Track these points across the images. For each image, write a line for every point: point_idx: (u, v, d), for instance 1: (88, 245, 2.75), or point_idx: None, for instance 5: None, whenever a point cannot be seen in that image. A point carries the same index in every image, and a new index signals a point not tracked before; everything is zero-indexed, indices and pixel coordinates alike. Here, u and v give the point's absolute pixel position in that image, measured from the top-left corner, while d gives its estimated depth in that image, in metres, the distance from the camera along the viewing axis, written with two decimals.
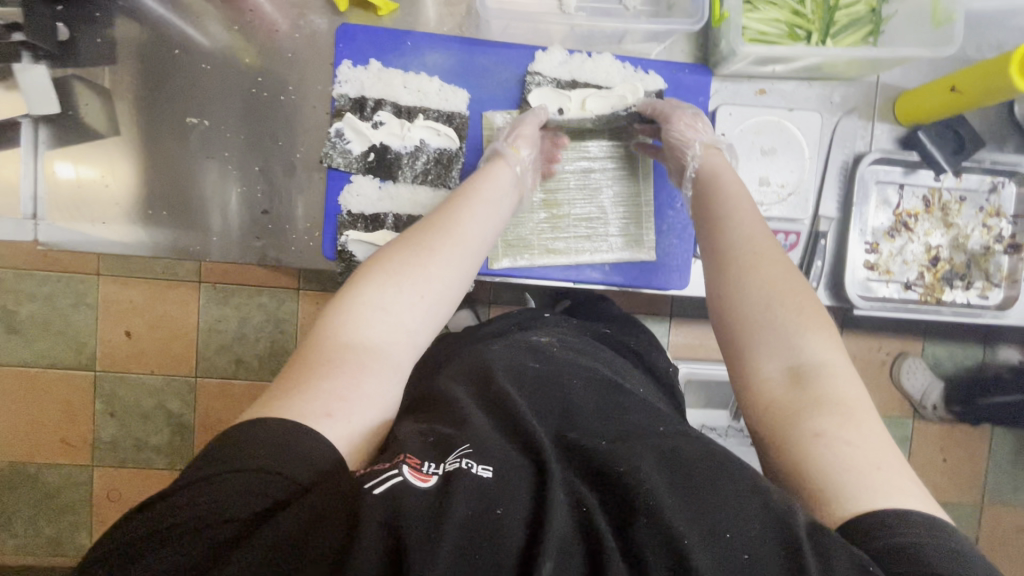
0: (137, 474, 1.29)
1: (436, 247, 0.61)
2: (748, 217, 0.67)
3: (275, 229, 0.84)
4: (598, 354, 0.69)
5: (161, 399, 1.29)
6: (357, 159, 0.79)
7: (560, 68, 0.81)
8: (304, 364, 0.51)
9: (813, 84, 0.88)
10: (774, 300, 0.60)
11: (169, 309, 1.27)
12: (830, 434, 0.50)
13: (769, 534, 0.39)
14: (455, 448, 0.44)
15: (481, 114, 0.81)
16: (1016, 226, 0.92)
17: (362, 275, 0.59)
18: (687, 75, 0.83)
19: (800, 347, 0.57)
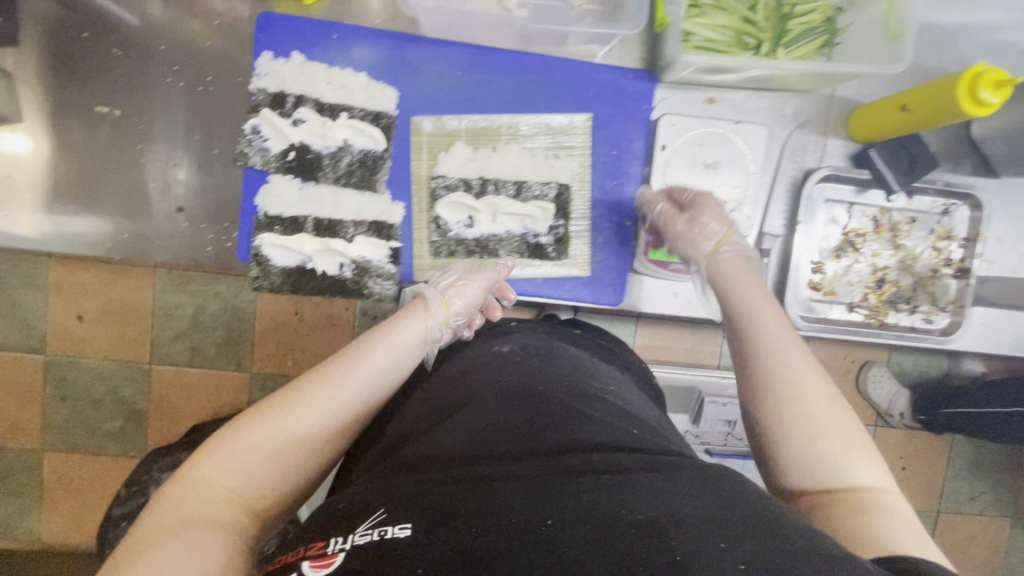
0: (91, 460, 1.19)
1: (347, 389, 0.55)
2: (764, 308, 0.62)
3: (192, 227, 0.80)
4: (567, 355, 0.64)
5: (113, 385, 1.16)
6: (276, 157, 0.75)
7: (466, 167, 0.78)
8: (152, 530, 0.43)
9: (764, 94, 0.83)
10: (799, 420, 0.53)
11: (125, 293, 1.12)
12: (880, 515, 0.47)
13: (750, 544, 0.36)
14: (367, 514, 0.40)
15: (410, 117, 0.77)
16: (967, 249, 0.89)
17: (237, 427, 0.50)
18: (629, 81, 0.79)
19: (841, 472, 0.50)
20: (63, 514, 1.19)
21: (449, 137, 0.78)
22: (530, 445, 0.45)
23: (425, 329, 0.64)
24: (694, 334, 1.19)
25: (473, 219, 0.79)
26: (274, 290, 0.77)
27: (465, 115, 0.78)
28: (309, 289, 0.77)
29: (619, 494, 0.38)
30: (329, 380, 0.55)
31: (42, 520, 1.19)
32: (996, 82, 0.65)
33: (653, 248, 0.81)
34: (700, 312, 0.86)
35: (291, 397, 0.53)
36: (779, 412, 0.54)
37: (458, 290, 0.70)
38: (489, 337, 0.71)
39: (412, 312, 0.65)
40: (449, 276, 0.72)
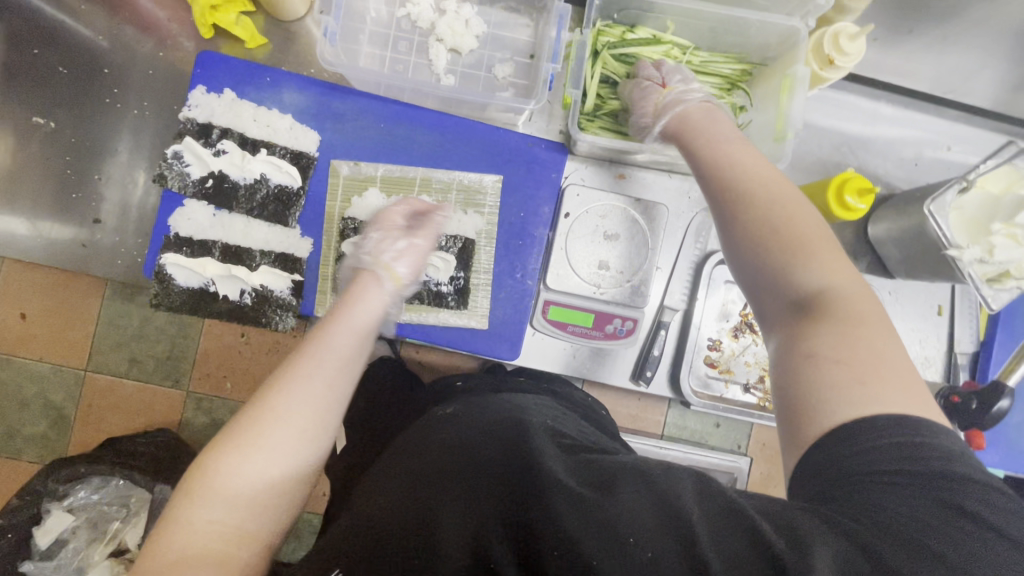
0: (5, 464, 1.22)
1: (319, 370, 0.56)
2: (760, 180, 0.58)
3: (106, 239, 0.84)
4: (520, 398, 0.70)
5: (45, 389, 1.21)
6: (194, 184, 0.78)
7: (377, 212, 0.82)
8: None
9: (673, 176, 0.88)
10: (763, 247, 0.54)
11: (72, 298, 1.19)
12: (824, 356, 0.47)
13: (667, 534, 0.40)
14: (327, 572, 0.44)
15: (329, 160, 0.81)
16: None
17: (208, 463, 0.51)
18: (542, 151, 0.84)
19: (795, 283, 0.52)
20: None
21: (364, 183, 0.81)
22: (472, 455, 0.47)
23: (380, 306, 0.65)
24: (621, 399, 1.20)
25: (376, 261, 0.80)
26: (173, 309, 0.79)
27: (382, 163, 0.82)
28: (207, 312, 0.79)
29: (552, 507, 0.41)
30: (286, 392, 0.55)
31: None
32: (861, 189, 0.72)
33: (551, 308, 0.84)
34: (598, 376, 0.88)
35: (260, 404, 0.54)
36: (759, 256, 0.54)
37: (398, 254, 0.68)
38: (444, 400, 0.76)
39: (364, 291, 0.65)
40: (373, 233, 0.70)
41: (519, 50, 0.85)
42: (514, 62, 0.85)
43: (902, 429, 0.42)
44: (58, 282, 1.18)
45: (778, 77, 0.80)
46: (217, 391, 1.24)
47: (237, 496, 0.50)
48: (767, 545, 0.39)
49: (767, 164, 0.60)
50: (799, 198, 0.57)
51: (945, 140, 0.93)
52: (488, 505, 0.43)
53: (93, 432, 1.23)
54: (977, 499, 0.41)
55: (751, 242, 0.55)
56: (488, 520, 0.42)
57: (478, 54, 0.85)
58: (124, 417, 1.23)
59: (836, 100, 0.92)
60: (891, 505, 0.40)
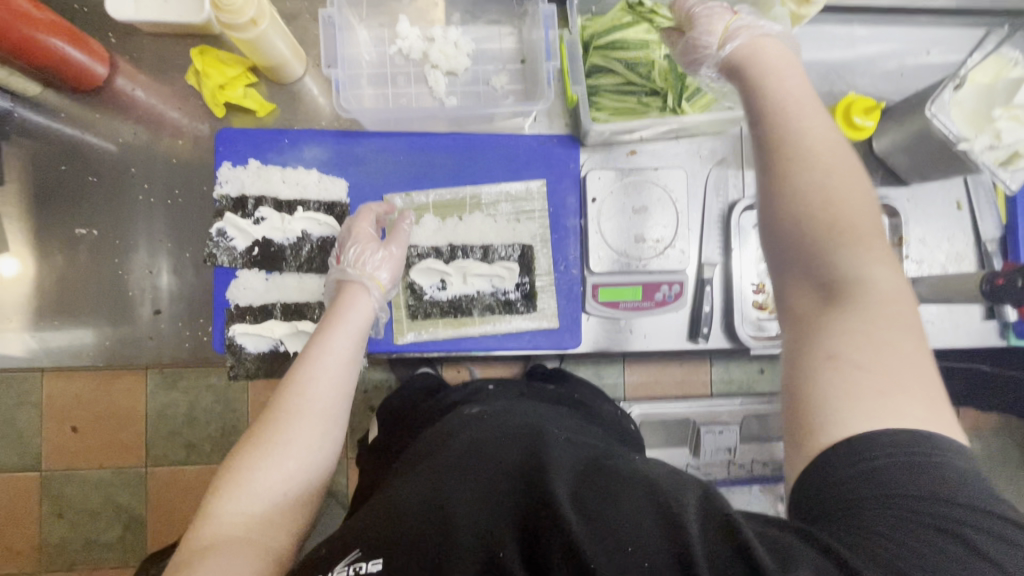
0: (91, 574, 1.24)
1: (315, 395, 0.63)
2: (808, 134, 0.52)
3: (169, 326, 0.87)
4: (546, 412, 0.69)
5: (116, 493, 1.24)
6: (242, 254, 0.82)
7: (436, 235, 0.86)
8: (183, 558, 0.51)
9: (680, 140, 0.92)
10: (811, 218, 0.50)
11: (116, 400, 1.22)
12: (844, 359, 0.44)
13: (663, 534, 0.39)
14: (347, 552, 0.46)
15: (382, 196, 0.86)
16: (893, 253, 0.95)
17: (234, 460, 0.58)
18: (555, 146, 0.89)
19: (827, 264, 0.49)
20: None
21: (418, 211, 0.86)
22: (498, 459, 0.48)
23: (369, 311, 0.74)
24: (668, 364, 1.23)
25: (444, 282, 0.85)
26: (249, 376, 0.82)
27: (431, 190, 0.86)
28: (282, 371, 0.82)
29: (554, 501, 0.41)
30: (294, 385, 0.64)
31: None
32: (865, 108, 0.77)
33: (600, 290, 0.87)
34: (659, 345, 0.90)
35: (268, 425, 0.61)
36: (801, 228, 0.50)
37: (378, 264, 0.77)
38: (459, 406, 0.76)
39: (354, 298, 0.74)
40: (350, 248, 0.77)
41: (510, 58, 0.89)
42: (508, 70, 0.89)
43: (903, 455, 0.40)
44: (104, 385, 1.21)
45: None
46: None
47: (259, 484, 0.56)
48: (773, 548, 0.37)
49: (823, 119, 0.54)
50: (856, 171, 0.52)
51: (923, 45, 0.97)
52: (501, 501, 0.44)
53: (171, 522, 1.26)
54: (1001, 544, 0.37)
55: (799, 214, 0.50)
56: (495, 519, 0.42)
57: (472, 71, 0.88)
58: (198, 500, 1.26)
59: (813, 32, 0.95)
60: (886, 536, 0.36)
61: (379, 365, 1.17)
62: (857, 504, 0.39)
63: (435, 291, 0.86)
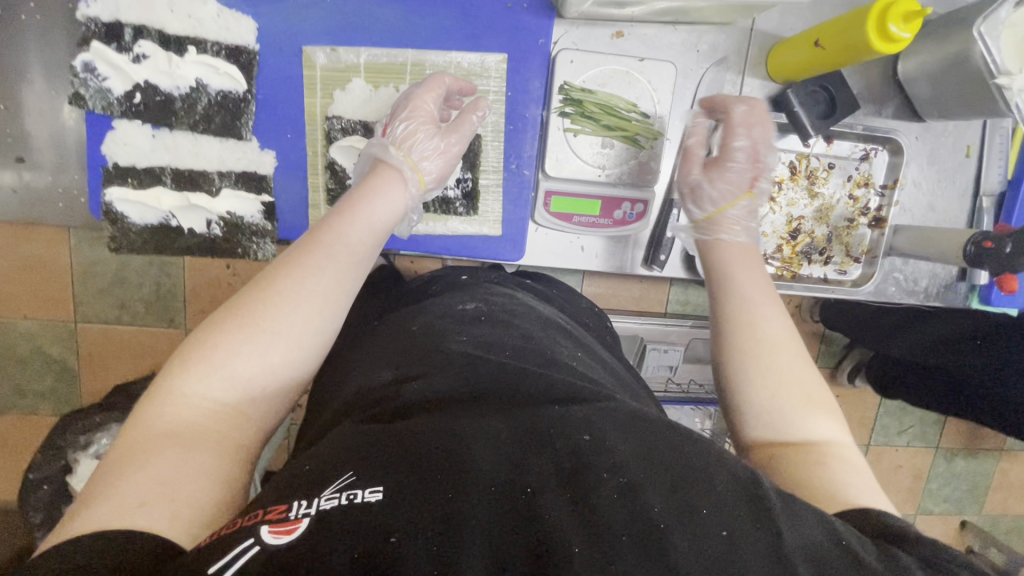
0: (26, 419, 1.21)
1: (336, 258, 0.48)
2: (763, 317, 0.50)
3: (41, 180, 0.73)
4: (526, 310, 0.61)
5: (40, 344, 1.16)
6: (119, 100, 0.66)
7: (366, 108, 0.71)
8: (125, 448, 0.37)
9: (678, 27, 0.76)
10: (779, 393, 0.46)
11: (36, 250, 1.09)
12: (832, 465, 0.42)
13: (738, 500, 0.33)
14: (334, 474, 0.33)
15: (300, 47, 0.68)
16: (883, 198, 0.86)
17: (216, 329, 0.43)
18: (524, 12, 0.71)
19: (803, 427, 0.45)
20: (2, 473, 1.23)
21: (344, 72, 0.69)
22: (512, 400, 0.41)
23: (401, 198, 0.58)
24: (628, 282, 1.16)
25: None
26: (134, 251, 0.70)
27: (364, 47, 0.69)
28: (174, 249, 0.71)
29: (608, 450, 0.34)
30: (304, 261, 0.47)
31: None
32: (905, 14, 0.61)
33: (553, 200, 0.76)
34: (609, 265, 0.82)
35: (264, 290, 0.45)
36: (770, 400, 0.46)
37: (429, 153, 0.64)
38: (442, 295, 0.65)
39: (388, 181, 0.58)
40: (401, 123, 0.63)
41: None
42: None
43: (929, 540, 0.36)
44: (18, 236, 1.08)
45: None
46: None
47: (246, 367, 0.42)
48: (855, 557, 0.32)
49: (781, 307, 0.51)
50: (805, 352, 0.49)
51: None
52: (530, 437, 0.35)
53: (105, 379, 1.20)
54: None
55: (766, 391, 0.46)
56: (526, 458, 0.34)
57: None
58: (131, 361, 1.20)
59: None
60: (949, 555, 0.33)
61: None
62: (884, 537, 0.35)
63: None
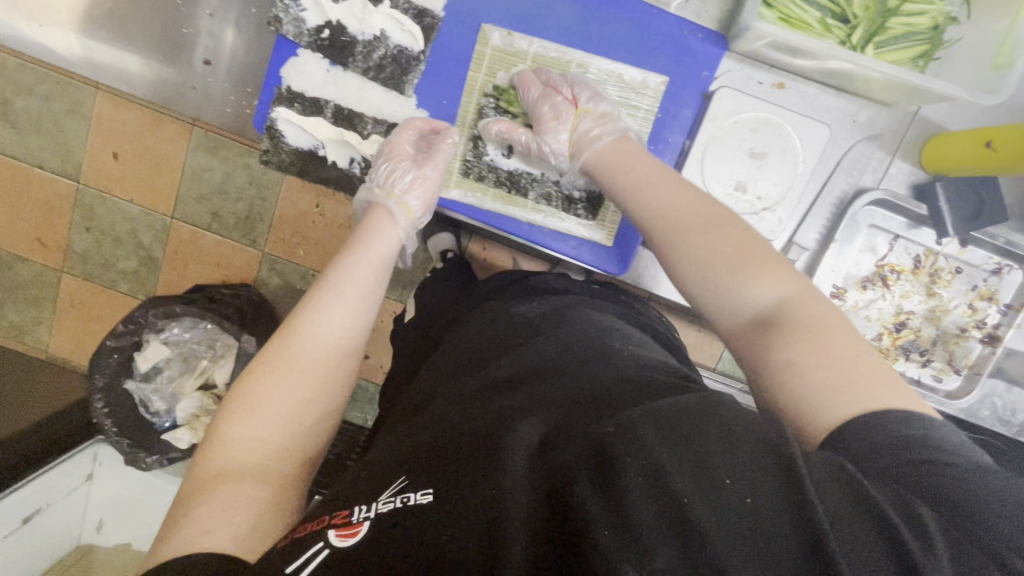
0: (102, 292, 1.31)
1: (343, 298, 0.59)
2: (665, 197, 0.57)
3: (217, 85, 0.80)
4: (587, 317, 0.61)
5: (136, 229, 1.27)
6: (309, 32, 0.71)
7: None
8: (192, 489, 0.49)
9: (840, 94, 0.76)
10: (706, 266, 0.52)
11: (159, 143, 1.20)
12: (804, 365, 0.43)
13: (768, 471, 0.32)
14: (392, 479, 0.41)
15: (479, 24, 0.72)
16: (1004, 316, 0.82)
17: (251, 383, 0.54)
18: (697, 41, 0.72)
19: (750, 297, 0.49)
20: (71, 333, 1.33)
21: (513, 57, 0.73)
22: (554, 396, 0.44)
23: (392, 236, 0.65)
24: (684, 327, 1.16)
25: (511, 150, 0.75)
26: (281, 168, 0.76)
27: (537, 38, 0.72)
28: (316, 176, 0.76)
29: (626, 427, 0.36)
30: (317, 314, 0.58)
31: (53, 333, 1.34)
32: None
33: None
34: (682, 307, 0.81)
35: (277, 342, 0.56)
36: (704, 280, 0.52)
37: (409, 186, 0.69)
38: (509, 299, 0.70)
39: (378, 224, 0.65)
40: (382, 165, 0.69)
41: None
42: None
43: (912, 421, 0.38)
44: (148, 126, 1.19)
45: None
46: (290, 256, 1.26)
47: (279, 404, 0.53)
48: (894, 538, 0.30)
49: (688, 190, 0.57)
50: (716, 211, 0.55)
51: None
52: (559, 431, 0.39)
53: (181, 276, 1.29)
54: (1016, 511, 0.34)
55: (696, 262, 0.53)
56: (552, 451, 0.37)
57: None
58: (207, 267, 1.29)
59: None
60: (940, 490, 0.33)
61: None
62: (876, 473, 0.35)
63: (498, 156, 0.76)
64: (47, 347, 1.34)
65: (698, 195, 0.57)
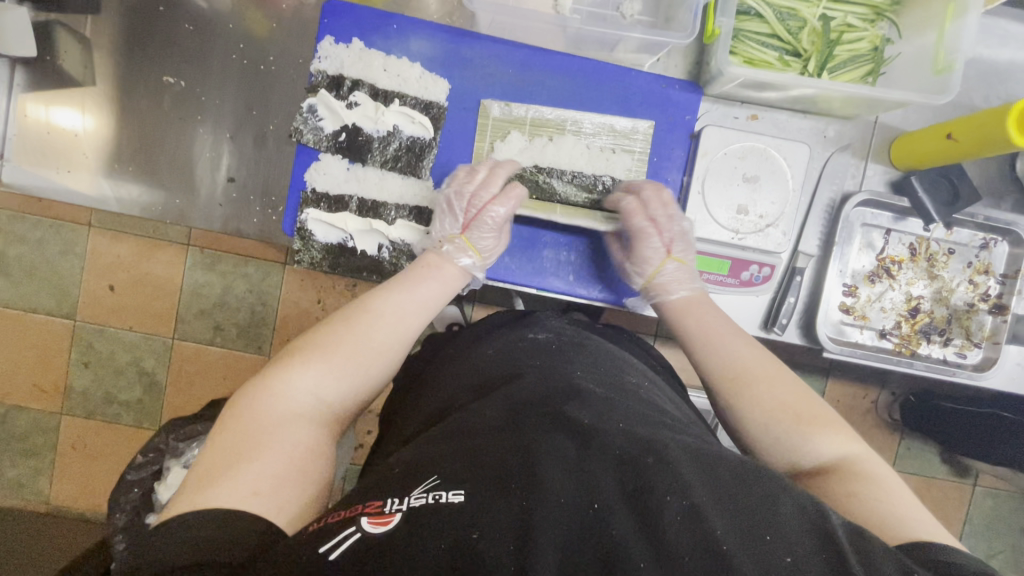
0: (104, 428, 1.27)
1: (425, 280, 0.70)
2: (731, 356, 0.66)
3: (240, 197, 0.85)
4: (595, 347, 0.63)
5: (137, 357, 1.26)
6: (328, 138, 0.78)
7: (522, 154, 0.81)
8: (236, 437, 0.50)
9: (807, 116, 0.85)
10: (770, 418, 0.60)
11: (155, 267, 1.23)
12: (862, 494, 0.53)
13: (809, 540, 0.39)
14: (421, 478, 0.41)
15: (478, 101, 0.80)
16: (1004, 285, 0.88)
17: (327, 341, 0.60)
18: (675, 91, 0.82)
19: (811, 453, 0.57)
20: (73, 479, 1.28)
21: (512, 125, 0.80)
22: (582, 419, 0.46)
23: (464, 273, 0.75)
24: None
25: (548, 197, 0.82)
26: (313, 265, 0.80)
27: (532, 105, 0.81)
28: (346, 267, 0.80)
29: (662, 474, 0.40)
30: (393, 295, 0.67)
31: (54, 482, 1.28)
32: None
33: None
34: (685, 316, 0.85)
35: (360, 309, 0.64)
36: (766, 431, 0.60)
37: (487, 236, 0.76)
38: (515, 326, 0.69)
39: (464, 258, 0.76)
40: (475, 236, 0.76)
41: None
42: None
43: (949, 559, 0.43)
44: (141, 253, 1.23)
45: (935, 2, 0.74)
46: None
47: (338, 387, 0.57)
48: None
49: (743, 341, 0.67)
50: (775, 369, 0.64)
51: None
52: (598, 461, 0.41)
53: (187, 396, 1.27)
54: None
55: (763, 416, 0.60)
56: (593, 477, 0.40)
57: None
58: (213, 380, 1.27)
59: (986, 25, 0.84)
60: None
61: None
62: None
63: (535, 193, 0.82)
64: (48, 499, 1.27)
65: (751, 344, 0.67)
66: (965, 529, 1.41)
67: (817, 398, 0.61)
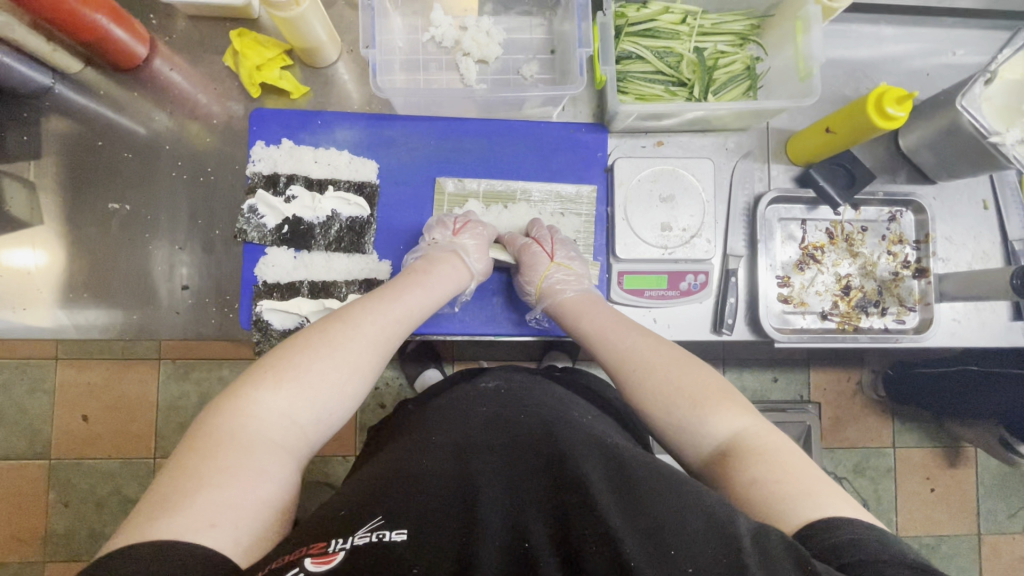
0: None
1: (401, 296, 0.71)
2: (631, 347, 0.68)
3: (197, 302, 0.88)
4: (544, 389, 0.66)
5: (118, 485, 1.23)
6: (272, 232, 0.83)
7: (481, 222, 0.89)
8: (201, 454, 0.50)
9: (706, 134, 0.93)
10: (667, 403, 0.61)
11: (127, 389, 1.23)
12: (760, 475, 0.51)
13: (709, 548, 0.40)
14: (367, 518, 0.43)
15: (434, 177, 0.88)
16: (920, 250, 0.95)
17: (300, 361, 0.58)
18: (584, 134, 0.90)
19: (708, 431, 0.58)
20: None
21: (468, 198, 0.88)
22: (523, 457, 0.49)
23: (446, 280, 0.77)
24: None
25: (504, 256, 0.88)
26: None
27: (484, 179, 0.89)
28: None
29: (594, 507, 0.42)
30: (368, 306, 0.67)
31: None
32: (898, 97, 0.77)
33: (625, 278, 0.88)
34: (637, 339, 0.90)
35: (340, 318, 0.64)
36: (667, 415, 0.61)
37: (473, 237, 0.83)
38: (469, 378, 0.72)
39: (445, 265, 0.77)
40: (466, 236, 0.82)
41: (539, 48, 0.89)
42: (537, 60, 0.89)
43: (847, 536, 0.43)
44: (110, 378, 1.23)
45: (787, 21, 0.84)
46: None
47: (312, 406, 0.57)
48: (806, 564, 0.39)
49: (645, 333, 0.70)
50: (679, 352, 0.67)
51: (948, 46, 0.97)
52: (538, 507, 0.44)
53: None
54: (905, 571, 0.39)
55: (662, 403, 0.62)
56: (529, 517, 0.43)
57: (503, 60, 0.89)
58: None
59: (840, 30, 0.96)
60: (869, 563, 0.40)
61: (391, 364, 1.25)
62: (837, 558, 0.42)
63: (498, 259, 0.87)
64: None
65: (654, 337, 0.70)
66: (980, 492, 1.42)
67: (724, 382, 0.63)
